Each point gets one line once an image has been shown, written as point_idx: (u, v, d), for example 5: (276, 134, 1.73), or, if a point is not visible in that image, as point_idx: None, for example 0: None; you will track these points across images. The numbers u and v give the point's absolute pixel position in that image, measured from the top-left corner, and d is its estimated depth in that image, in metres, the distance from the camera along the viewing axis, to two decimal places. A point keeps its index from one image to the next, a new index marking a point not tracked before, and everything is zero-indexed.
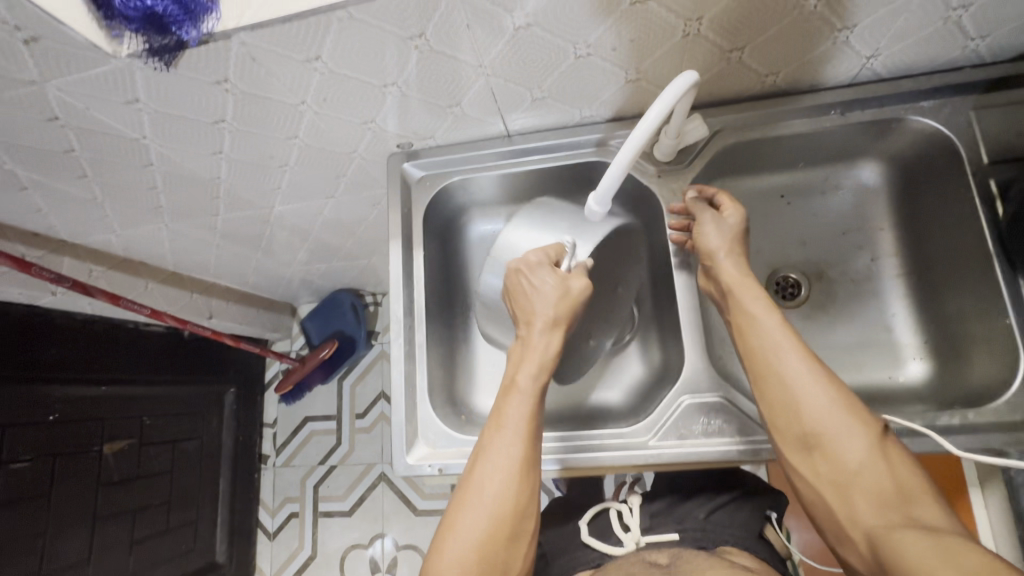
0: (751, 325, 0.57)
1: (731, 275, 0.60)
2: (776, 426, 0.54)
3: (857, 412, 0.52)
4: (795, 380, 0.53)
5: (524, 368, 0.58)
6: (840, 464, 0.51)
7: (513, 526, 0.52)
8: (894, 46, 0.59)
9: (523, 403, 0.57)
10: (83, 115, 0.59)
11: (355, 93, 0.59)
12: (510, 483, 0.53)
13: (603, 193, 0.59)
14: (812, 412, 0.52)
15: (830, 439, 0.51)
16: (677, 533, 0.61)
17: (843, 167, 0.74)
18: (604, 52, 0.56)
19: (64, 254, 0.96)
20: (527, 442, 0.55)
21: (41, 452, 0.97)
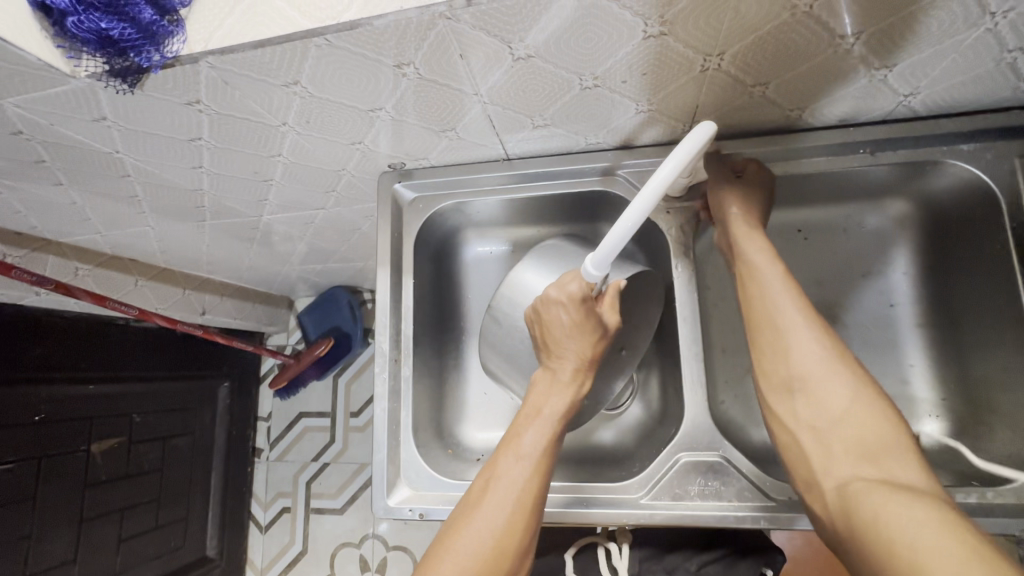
0: (751, 274, 0.55)
1: (737, 225, 0.58)
2: (763, 368, 0.52)
3: (849, 366, 0.49)
4: (786, 325, 0.51)
5: (549, 404, 0.54)
6: (821, 410, 0.48)
7: (516, 560, 0.46)
8: (937, 86, 0.53)
9: (543, 432, 0.53)
10: (49, 131, 0.55)
11: (340, 115, 0.55)
12: (520, 506, 0.48)
13: (604, 255, 0.52)
14: (800, 354, 0.50)
15: (815, 384, 0.49)
16: None
17: (867, 205, 0.69)
18: (614, 84, 0.51)
19: (49, 252, 0.93)
20: (544, 477, 0.51)
21: (26, 454, 0.96)
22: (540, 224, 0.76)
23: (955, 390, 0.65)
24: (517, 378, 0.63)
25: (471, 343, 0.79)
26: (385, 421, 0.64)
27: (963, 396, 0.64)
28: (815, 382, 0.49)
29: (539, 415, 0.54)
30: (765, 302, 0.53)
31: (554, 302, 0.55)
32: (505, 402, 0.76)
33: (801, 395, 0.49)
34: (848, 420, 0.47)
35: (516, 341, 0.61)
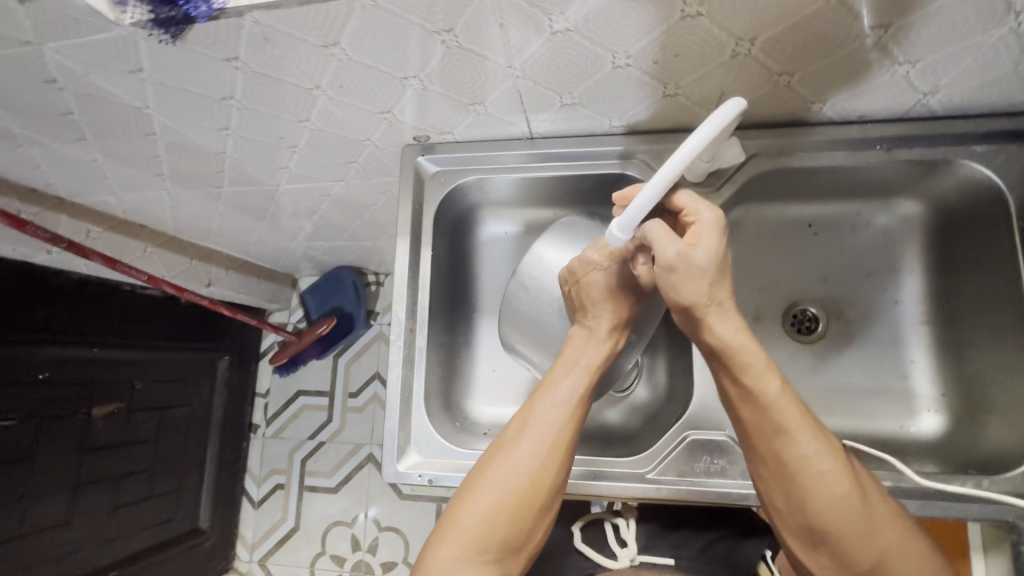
0: (762, 408, 0.49)
1: (729, 336, 0.51)
2: (777, 499, 0.50)
3: (855, 477, 0.49)
4: (814, 481, 0.48)
5: (587, 354, 0.57)
6: (850, 564, 0.48)
7: (544, 498, 0.53)
8: (956, 86, 0.54)
9: (578, 378, 0.56)
10: (83, 81, 0.56)
11: (372, 81, 0.55)
12: (553, 452, 0.53)
13: (630, 219, 0.51)
14: (828, 507, 0.48)
15: (844, 540, 0.47)
16: (672, 559, 0.62)
17: (878, 203, 0.71)
18: (645, 65, 0.52)
19: (62, 212, 0.93)
20: (577, 421, 0.55)
21: (29, 413, 0.96)
22: (557, 205, 0.77)
23: (953, 387, 0.67)
24: (531, 349, 0.65)
25: (482, 320, 0.80)
26: (398, 389, 0.65)
27: (960, 392, 0.66)
28: (848, 537, 0.47)
29: (578, 367, 0.56)
30: (786, 455, 0.49)
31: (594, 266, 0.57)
32: (512, 379, 0.77)
33: (826, 549, 0.48)
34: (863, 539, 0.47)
35: (532, 314, 0.63)
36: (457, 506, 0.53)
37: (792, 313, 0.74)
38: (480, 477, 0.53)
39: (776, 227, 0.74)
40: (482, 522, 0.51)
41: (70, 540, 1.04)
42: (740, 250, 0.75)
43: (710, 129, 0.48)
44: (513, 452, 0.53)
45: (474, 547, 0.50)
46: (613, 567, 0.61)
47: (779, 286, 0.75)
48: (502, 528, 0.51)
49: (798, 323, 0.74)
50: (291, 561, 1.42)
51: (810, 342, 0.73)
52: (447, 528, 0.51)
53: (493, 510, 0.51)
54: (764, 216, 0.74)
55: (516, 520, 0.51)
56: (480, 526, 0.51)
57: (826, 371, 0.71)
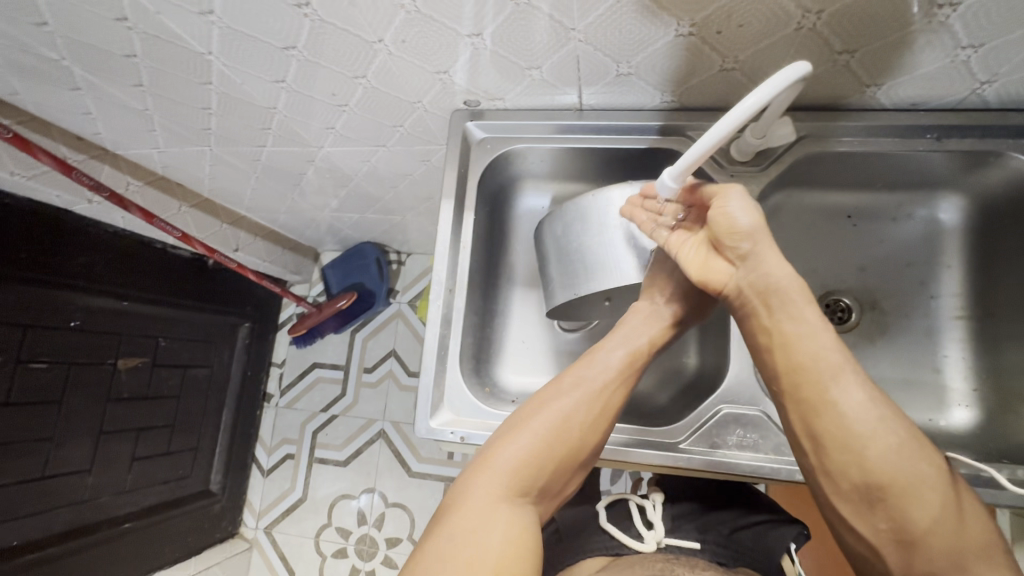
0: (808, 351, 0.51)
1: (777, 270, 0.53)
2: (830, 456, 0.50)
3: (911, 432, 0.49)
4: (868, 428, 0.48)
5: (647, 332, 0.63)
6: (905, 520, 0.48)
7: (583, 457, 0.58)
8: (1014, 75, 0.54)
9: (620, 352, 0.61)
10: (153, 21, 0.59)
11: (434, 35, 0.56)
12: (604, 412, 0.59)
13: (683, 169, 0.53)
14: (881, 456, 0.48)
15: (901, 494, 0.47)
16: (698, 543, 0.60)
17: (920, 197, 0.71)
18: (708, 34, 0.53)
19: (105, 162, 0.94)
20: (626, 387, 0.61)
21: (59, 357, 0.98)
22: (598, 180, 0.77)
23: (988, 383, 0.67)
24: (557, 279, 0.65)
25: (515, 292, 0.81)
26: (434, 346, 0.67)
27: (995, 388, 0.66)
28: (902, 488, 0.47)
29: (638, 337, 0.62)
30: (842, 406, 0.49)
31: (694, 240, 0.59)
32: (543, 353, 0.78)
33: (880, 505, 0.48)
34: (922, 494, 0.47)
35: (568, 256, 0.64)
36: (499, 442, 0.56)
37: (825, 302, 0.75)
38: (533, 415, 0.58)
39: (814, 215, 0.75)
40: (529, 462, 0.55)
41: (90, 487, 1.07)
42: (777, 236, 0.75)
43: (762, 97, 0.46)
44: (564, 403, 0.58)
45: (518, 484, 0.54)
46: (642, 547, 0.60)
47: (814, 275, 0.75)
48: (544, 474, 0.56)
49: (831, 312, 0.74)
50: (298, 531, 1.41)
51: (843, 331, 0.73)
52: (486, 462, 0.55)
53: (537, 453, 0.56)
54: (803, 202, 0.75)
55: (560, 466, 0.57)
56: (523, 462, 0.55)
57: (857, 361, 0.72)
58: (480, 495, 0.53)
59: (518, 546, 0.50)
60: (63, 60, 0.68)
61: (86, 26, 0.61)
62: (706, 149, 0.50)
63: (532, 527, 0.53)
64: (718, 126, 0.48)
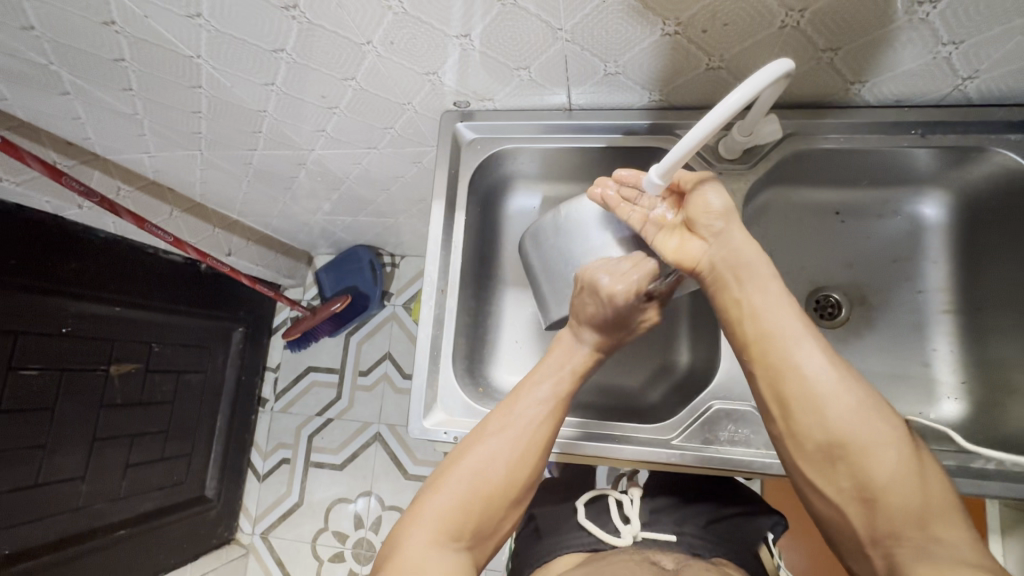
0: (774, 316, 0.52)
1: (745, 244, 0.54)
2: (794, 418, 0.51)
3: (871, 395, 0.50)
4: (828, 389, 0.50)
5: (572, 363, 0.60)
6: (866, 478, 0.48)
7: (519, 493, 0.56)
8: (995, 71, 0.55)
9: (549, 384, 0.59)
10: (142, 25, 0.59)
11: (423, 37, 0.56)
12: (530, 448, 0.56)
13: (669, 167, 0.51)
14: (841, 415, 0.49)
15: (861, 451, 0.48)
16: (674, 535, 0.61)
17: (907, 193, 0.72)
18: (693, 33, 0.53)
19: (95, 167, 0.93)
20: (556, 420, 0.58)
21: (51, 363, 0.97)
22: (588, 180, 0.78)
23: (976, 375, 0.68)
24: (545, 285, 0.63)
25: (507, 293, 0.81)
26: (426, 347, 0.67)
27: (983, 380, 0.67)
28: (862, 446, 0.48)
29: (562, 369, 0.60)
30: (805, 367, 0.51)
31: (668, 224, 0.57)
32: (535, 352, 0.78)
33: (843, 465, 0.49)
34: (880, 452, 0.48)
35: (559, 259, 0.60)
36: (425, 494, 0.54)
37: (815, 298, 0.75)
38: (463, 452, 0.56)
39: (802, 212, 0.75)
40: (456, 506, 0.53)
41: (84, 494, 1.06)
42: (766, 233, 0.76)
43: (745, 94, 0.46)
44: (492, 440, 0.56)
45: (447, 530, 0.52)
46: (618, 542, 0.60)
47: (803, 271, 0.76)
48: (474, 519, 0.53)
49: (821, 308, 0.75)
50: (294, 536, 1.41)
51: (832, 327, 0.74)
52: (416, 512, 0.53)
53: (467, 497, 0.53)
54: (791, 199, 0.75)
55: (490, 505, 0.54)
56: (453, 507, 0.53)
57: (847, 356, 0.73)
58: (410, 549, 0.50)
59: None
60: (51, 65, 0.68)
61: (75, 31, 0.61)
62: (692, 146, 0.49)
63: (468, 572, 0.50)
64: (699, 126, 0.48)
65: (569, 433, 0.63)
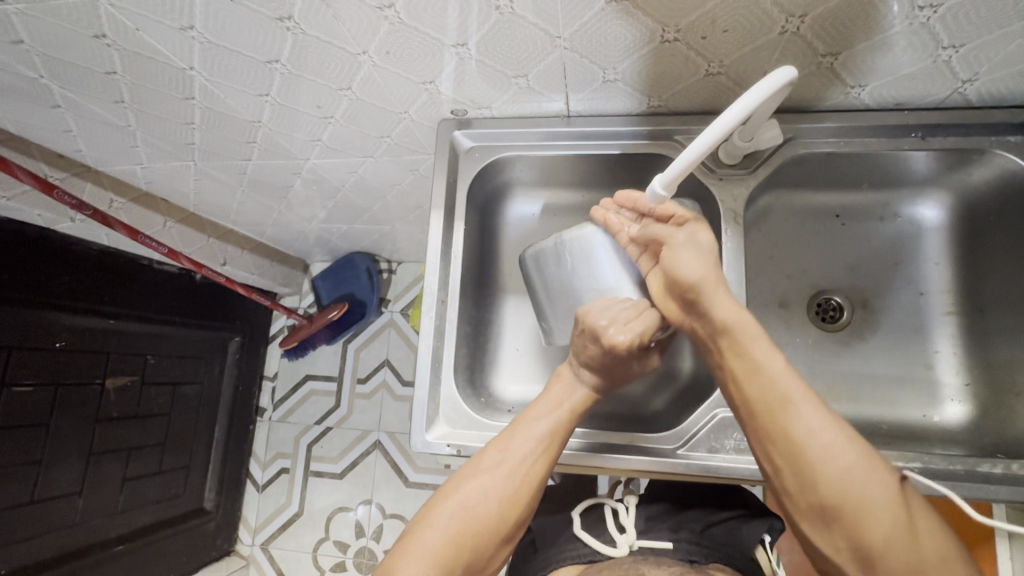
0: (762, 376, 0.49)
1: (731, 313, 0.50)
2: (787, 479, 0.47)
3: (872, 458, 0.46)
4: (820, 452, 0.46)
5: (571, 400, 0.58)
6: (865, 545, 0.44)
7: (510, 530, 0.53)
8: (995, 74, 0.55)
9: (545, 421, 0.56)
10: (133, 38, 0.58)
11: (418, 45, 0.55)
12: (524, 487, 0.53)
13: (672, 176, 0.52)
14: (835, 479, 0.45)
15: (858, 515, 0.44)
16: (671, 543, 0.59)
17: (906, 195, 0.72)
18: (693, 39, 0.53)
19: (87, 179, 0.92)
20: (552, 458, 0.55)
21: (44, 379, 0.96)
22: (588, 186, 0.77)
23: (980, 377, 0.68)
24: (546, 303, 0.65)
25: (508, 301, 0.80)
26: (427, 358, 0.66)
27: (987, 382, 0.67)
28: (860, 513, 0.44)
29: (557, 407, 0.57)
30: (791, 431, 0.47)
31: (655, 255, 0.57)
32: (537, 360, 0.77)
33: (840, 529, 0.45)
34: (881, 518, 0.44)
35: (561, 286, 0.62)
36: (415, 530, 0.51)
37: (817, 301, 0.75)
38: (454, 485, 0.54)
39: (803, 215, 0.75)
40: (447, 541, 0.50)
41: (81, 510, 1.05)
42: (767, 238, 0.75)
43: (748, 103, 0.46)
44: (485, 475, 0.53)
45: (436, 567, 0.48)
46: (611, 552, 0.58)
47: (805, 274, 0.76)
48: (467, 554, 0.50)
49: (823, 312, 0.74)
50: (294, 546, 1.39)
51: (835, 330, 0.73)
52: (405, 549, 0.49)
53: (460, 532, 0.50)
54: (791, 203, 0.75)
55: (480, 544, 0.51)
56: (444, 544, 0.49)
57: (851, 359, 0.72)
58: None
59: None
60: (40, 78, 0.67)
61: (65, 45, 0.60)
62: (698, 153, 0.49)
63: None
64: (706, 134, 0.48)
65: (575, 444, 0.62)
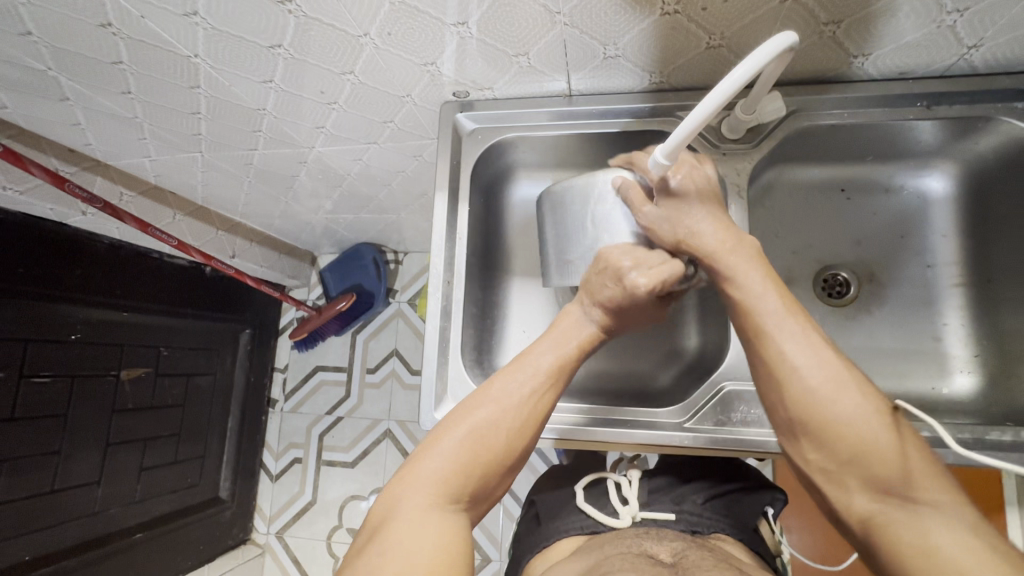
0: (745, 309, 0.53)
1: (712, 244, 0.55)
2: (767, 401, 0.52)
3: (851, 385, 0.48)
4: (789, 372, 0.49)
5: (578, 334, 0.58)
6: (834, 455, 0.48)
7: (516, 461, 0.54)
8: (1001, 38, 0.54)
9: (555, 353, 0.57)
10: (139, 26, 0.58)
11: (420, 27, 0.56)
12: (532, 418, 0.54)
13: (675, 146, 0.50)
14: (806, 399, 0.49)
15: (824, 428, 0.48)
16: (673, 513, 0.60)
17: (912, 168, 0.71)
18: (693, 11, 0.53)
19: (97, 173, 0.93)
20: (558, 392, 0.56)
21: (62, 370, 0.98)
22: (592, 168, 0.77)
23: (989, 347, 0.67)
24: (551, 258, 0.62)
25: (514, 283, 0.80)
26: (435, 339, 0.67)
27: (997, 353, 0.67)
28: (825, 426, 0.48)
29: (568, 339, 0.58)
30: (781, 358, 0.50)
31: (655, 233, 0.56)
32: None
33: (811, 441, 0.49)
34: (858, 449, 0.47)
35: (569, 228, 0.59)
36: (423, 454, 0.52)
37: (824, 277, 0.75)
38: (464, 413, 0.54)
39: (807, 191, 0.75)
40: (454, 470, 0.51)
41: (100, 499, 1.07)
42: (772, 214, 0.75)
43: (751, 67, 0.45)
44: (493, 408, 0.54)
45: (444, 495, 0.50)
46: (616, 523, 0.59)
47: (811, 250, 0.75)
48: (474, 481, 0.52)
49: (830, 287, 0.74)
50: (309, 534, 1.42)
51: (841, 305, 0.73)
52: (414, 473, 0.51)
53: (468, 461, 0.52)
54: (795, 178, 0.75)
55: (487, 474, 0.52)
56: (453, 470, 0.51)
57: (858, 334, 0.72)
58: (408, 510, 0.49)
59: (448, 555, 0.47)
60: (48, 70, 0.68)
61: (72, 35, 0.61)
62: (703, 119, 0.48)
63: (465, 536, 0.49)
64: (708, 99, 0.47)
65: (583, 419, 0.63)
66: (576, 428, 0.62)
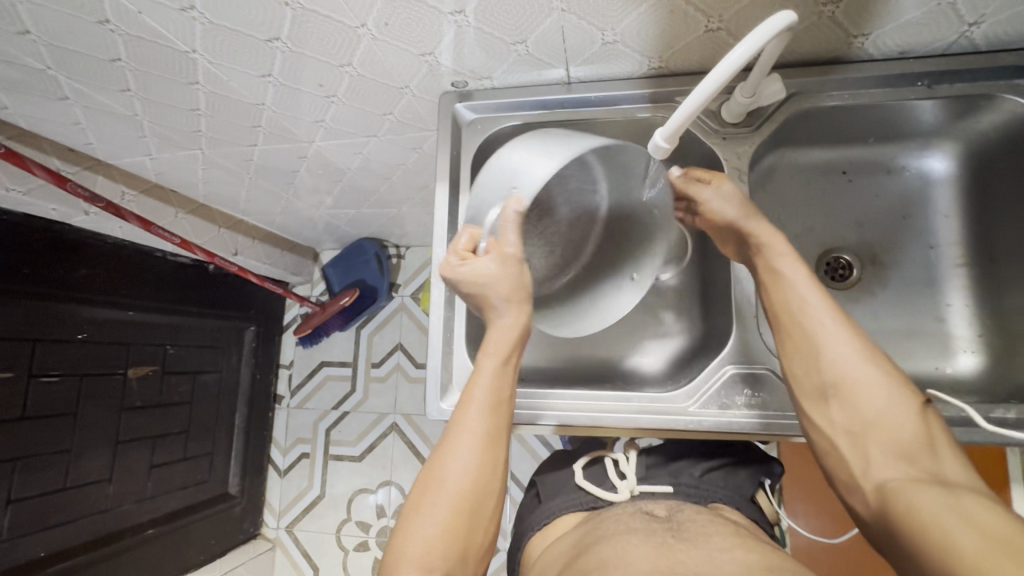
0: (779, 284, 0.55)
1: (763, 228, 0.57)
2: (796, 370, 0.54)
3: (878, 358, 0.51)
4: (824, 336, 0.52)
5: (507, 344, 0.57)
6: (859, 419, 0.49)
7: (489, 492, 0.53)
8: (1002, 14, 0.54)
9: (489, 374, 0.56)
10: (136, 22, 0.59)
11: (416, 16, 0.56)
12: (485, 445, 0.54)
13: (674, 128, 0.50)
14: (839, 360, 0.51)
15: (854, 391, 0.50)
16: (671, 487, 0.62)
17: (913, 148, 0.71)
18: None
19: (99, 173, 0.93)
20: (502, 409, 0.56)
21: (70, 369, 0.99)
22: None
23: (992, 326, 0.67)
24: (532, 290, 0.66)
25: None
26: (439, 329, 0.68)
27: (1000, 331, 0.67)
28: (856, 387, 0.50)
29: (501, 351, 0.57)
30: (816, 323, 0.53)
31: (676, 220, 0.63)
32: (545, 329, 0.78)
33: (839, 405, 0.51)
34: (883, 415, 0.48)
35: None
36: (403, 540, 0.51)
37: (826, 260, 0.75)
38: (428, 480, 0.53)
39: (809, 174, 0.75)
40: (435, 538, 0.50)
41: (111, 496, 1.08)
42: (774, 198, 0.75)
43: (750, 47, 0.45)
44: (450, 459, 0.53)
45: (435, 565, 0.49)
46: (613, 498, 0.61)
47: (813, 234, 0.75)
48: (459, 534, 0.51)
49: (832, 270, 0.74)
50: (317, 527, 1.43)
51: (844, 288, 0.73)
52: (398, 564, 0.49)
53: (446, 522, 0.51)
54: (796, 162, 0.74)
55: (467, 518, 0.52)
56: (432, 539, 0.50)
57: (861, 316, 0.72)
58: None
59: None
60: (47, 69, 0.68)
61: (69, 32, 0.61)
62: (703, 99, 0.48)
63: None
64: (708, 80, 0.47)
65: (588, 405, 0.63)
66: (581, 414, 0.63)
